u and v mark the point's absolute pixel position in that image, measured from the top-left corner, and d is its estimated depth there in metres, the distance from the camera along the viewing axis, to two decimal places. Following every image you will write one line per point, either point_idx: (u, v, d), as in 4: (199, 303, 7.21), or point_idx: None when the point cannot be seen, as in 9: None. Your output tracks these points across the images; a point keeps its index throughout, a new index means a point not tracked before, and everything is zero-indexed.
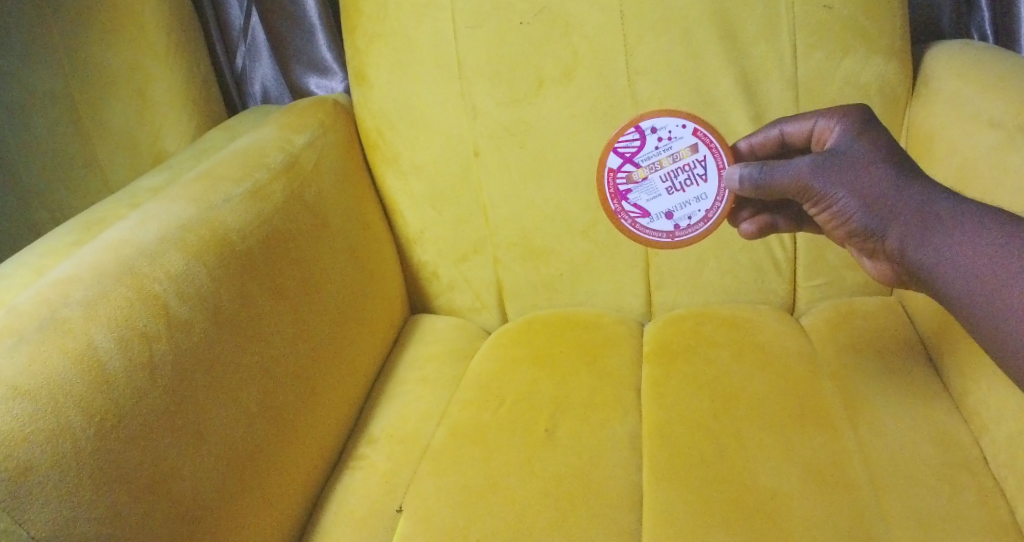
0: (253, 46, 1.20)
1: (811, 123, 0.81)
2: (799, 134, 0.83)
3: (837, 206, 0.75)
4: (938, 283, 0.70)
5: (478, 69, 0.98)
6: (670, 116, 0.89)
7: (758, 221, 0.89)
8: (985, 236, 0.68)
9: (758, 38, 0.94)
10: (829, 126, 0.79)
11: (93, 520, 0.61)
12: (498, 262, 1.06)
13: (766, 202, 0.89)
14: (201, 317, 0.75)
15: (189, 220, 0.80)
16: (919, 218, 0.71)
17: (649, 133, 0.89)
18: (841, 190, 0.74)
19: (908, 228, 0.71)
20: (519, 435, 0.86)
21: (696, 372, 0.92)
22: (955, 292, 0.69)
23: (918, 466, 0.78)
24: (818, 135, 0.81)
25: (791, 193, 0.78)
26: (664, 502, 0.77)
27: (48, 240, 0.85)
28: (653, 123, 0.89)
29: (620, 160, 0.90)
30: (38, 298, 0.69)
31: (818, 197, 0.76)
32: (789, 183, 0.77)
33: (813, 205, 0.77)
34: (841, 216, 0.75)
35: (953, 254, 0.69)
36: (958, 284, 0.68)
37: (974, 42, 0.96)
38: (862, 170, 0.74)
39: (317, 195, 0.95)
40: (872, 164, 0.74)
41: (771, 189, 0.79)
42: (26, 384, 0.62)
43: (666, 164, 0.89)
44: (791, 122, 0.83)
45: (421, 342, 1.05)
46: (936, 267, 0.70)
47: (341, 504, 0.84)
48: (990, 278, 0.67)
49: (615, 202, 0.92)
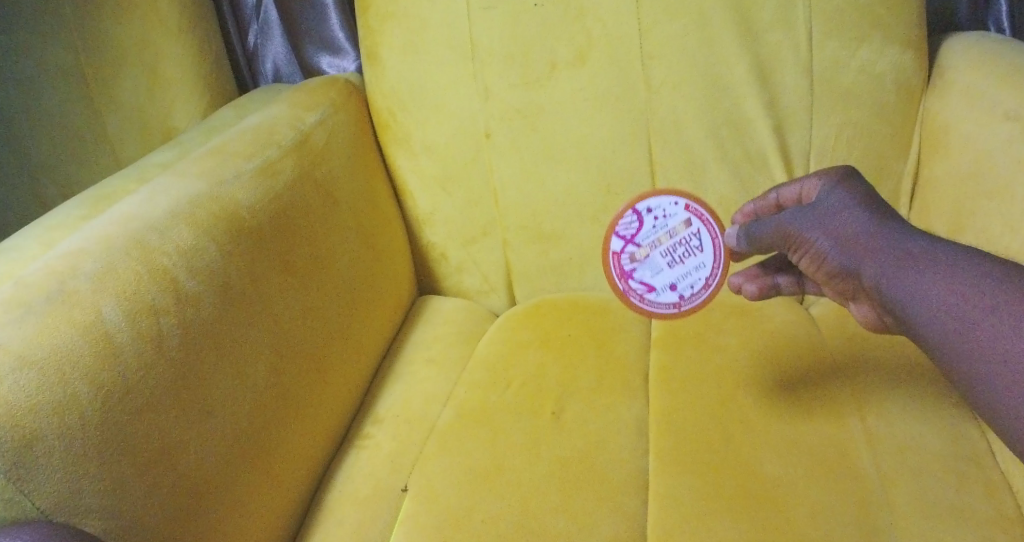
0: (265, 25, 1.19)
1: (799, 184, 0.81)
2: (790, 198, 0.82)
3: (813, 248, 0.76)
4: (913, 322, 0.67)
5: (491, 51, 0.97)
6: (663, 194, 0.90)
7: (760, 283, 0.87)
8: (960, 273, 0.65)
9: (773, 25, 0.93)
10: (813, 182, 0.80)
11: (97, 491, 0.61)
12: (507, 245, 1.06)
13: (767, 265, 0.88)
14: (209, 293, 0.75)
15: (198, 195, 0.79)
16: (892, 254, 0.69)
17: (645, 214, 0.90)
18: (815, 233, 0.75)
19: (881, 263, 0.70)
20: (526, 418, 0.86)
21: (706, 358, 0.91)
22: (929, 331, 0.65)
23: (928, 456, 0.77)
24: (805, 194, 0.81)
25: (776, 241, 0.80)
26: (671, 487, 0.77)
27: (56, 215, 0.84)
28: (648, 203, 0.90)
29: (621, 242, 0.91)
30: (47, 270, 0.68)
31: (797, 243, 0.77)
32: (772, 232, 0.80)
33: (796, 253, 0.78)
34: (818, 259, 0.76)
35: (919, 284, 0.66)
36: (932, 324, 0.65)
37: (990, 33, 0.95)
38: (838, 214, 0.75)
39: (328, 172, 0.95)
40: (849, 209, 0.74)
41: (760, 241, 0.82)
42: (34, 353, 0.61)
43: (664, 241, 0.90)
44: (784, 186, 0.83)
45: (430, 323, 1.05)
46: (910, 303, 0.67)
47: (348, 482, 0.84)
48: (963, 315, 0.63)
49: (621, 281, 0.92)
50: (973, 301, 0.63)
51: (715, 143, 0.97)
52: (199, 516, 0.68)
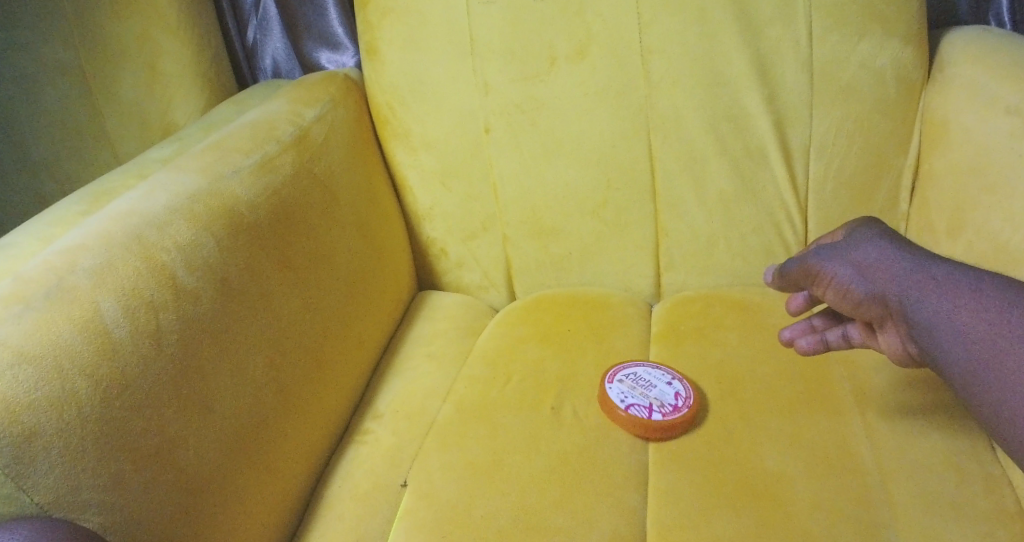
0: (264, 20, 1.18)
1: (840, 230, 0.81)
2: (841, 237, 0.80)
3: (837, 280, 0.75)
4: (943, 355, 0.66)
5: (491, 46, 0.97)
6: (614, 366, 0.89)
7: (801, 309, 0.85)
8: (996, 310, 0.64)
9: (773, 18, 0.92)
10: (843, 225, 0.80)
11: (97, 489, 0.61)
12: (507, 240, 1.06)
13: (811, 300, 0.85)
14: (208, 289, 0.74)
15: (197, 191, 0.79)
16: (918, 285, 0.69)
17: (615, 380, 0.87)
18: (838, 265, 0.74)
19: (906, 290, 0.69)
20: (525, 413, 0.86)
21: (706, 354, 0.91)
22: (961, 365, 0.65)
23: (929, 451, 0.77)
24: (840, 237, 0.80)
25: (799, 277, 0.79)
26: (671, 482, 0.77)
27: (55, 211, 0.84)
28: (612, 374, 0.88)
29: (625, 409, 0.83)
30: (46, 265, 0.68)
31: (821, 278, 0.76)
32: (797, 270, 0.79)
33: (819, 289, 0.77)
34: (842, 292, 0.74)
35: (950, 317, 0.66)
36: (959, 354, 0.65)
37: (991, 27, 0.95)
38: (860, 247, 0.74)
39: (327, 168, 0.95)
40: (869, 240, 0.74)
41: (786, 279, 0.81)
42: (32, 349, 0.61)
43: (635, 388, 0.86)
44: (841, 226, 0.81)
45: (430, 318, 1.05)
46: (943, 338, 0.66)
47: (347, 477, 0.84)
48: (1001, 354, 0.63)
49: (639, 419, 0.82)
50: (1009, 336, 0.63)
51: (715, 137, 0.97)
52: (202, 520, 0.69)
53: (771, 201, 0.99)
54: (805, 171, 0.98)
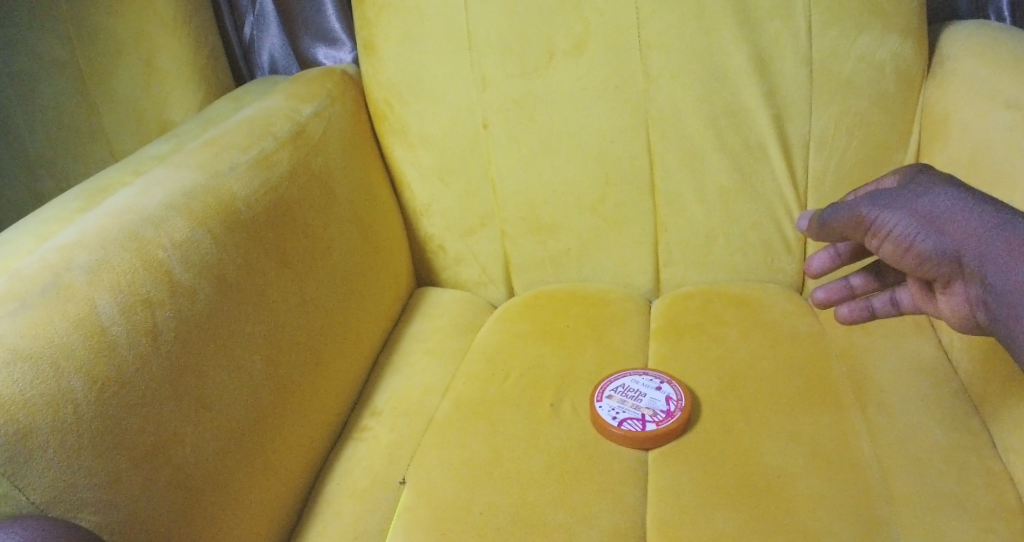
0: (262, 16, 1.18)
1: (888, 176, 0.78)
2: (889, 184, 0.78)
3: (897, 231, 0.72)
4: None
5: (489, 41, 0.96)
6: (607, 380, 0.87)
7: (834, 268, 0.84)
8: None
9: (772, 13, 0.92)
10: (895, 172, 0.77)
11: (93, 487, 0.61)
12: (506, 236, 1.06)
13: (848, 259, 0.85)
14: (204, 285, 0.74)
15: (193, 188, 0.79)
16: (1000, 240, 0.66)
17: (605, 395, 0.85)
18: (900, 213, 0.71)
19: (988, 247, 0.67)
20: (524, 410, 0.86)
21: (705, 350, 0.91)
22: None
23: (929, 446, 0.77)
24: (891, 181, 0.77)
25: (846, 228, 0.76)
26: (670, 479, 0.77)
27: (51, 208, 0.83)
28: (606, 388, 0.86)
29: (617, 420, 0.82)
30: (40, 264, 0.68)
31: (877, 228, 0.73)
32: (847, 219, 0.76)
33: (874, 239, 0.74)
34: (903, 243, 0.72)
35: None
36: None
37: (991, 22, 0.95)
38: (924, 195, 0.71)
39: (325, 164, 0.94)
40: (933, 189, 0.71)
41: (831, 228, 0.78)
42: (27, 347, 0.61)
43: (624, 398, 0.85)
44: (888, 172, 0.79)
45: (429, 315, 1.05)
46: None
47: (345, 476, 0.83)
48: None
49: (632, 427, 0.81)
50: None
51: (714, 133, 0.97)
52: (199, 514, 0.68)
53: (770, 197, 0.98)
54: (804, 167, 0.98)
